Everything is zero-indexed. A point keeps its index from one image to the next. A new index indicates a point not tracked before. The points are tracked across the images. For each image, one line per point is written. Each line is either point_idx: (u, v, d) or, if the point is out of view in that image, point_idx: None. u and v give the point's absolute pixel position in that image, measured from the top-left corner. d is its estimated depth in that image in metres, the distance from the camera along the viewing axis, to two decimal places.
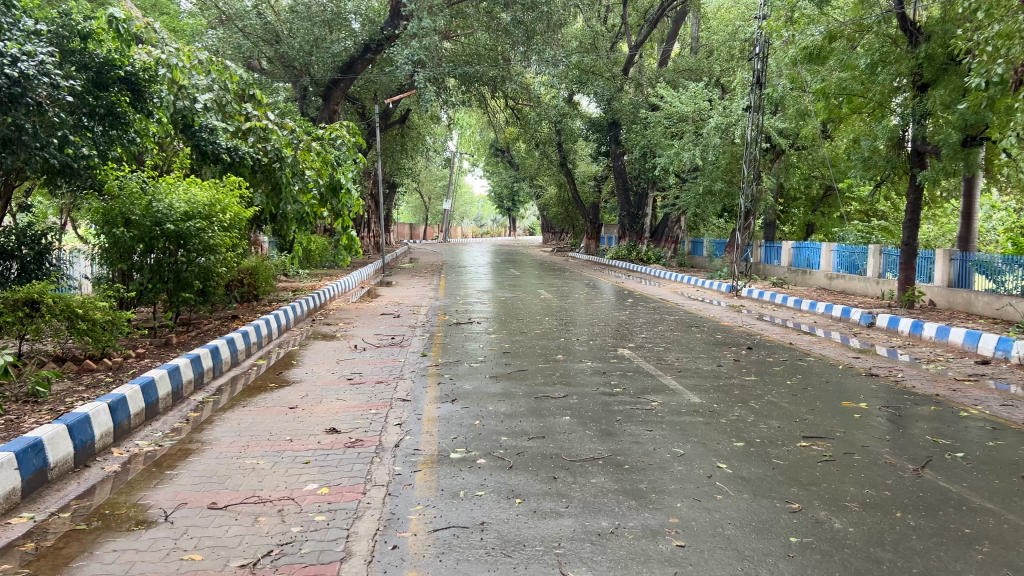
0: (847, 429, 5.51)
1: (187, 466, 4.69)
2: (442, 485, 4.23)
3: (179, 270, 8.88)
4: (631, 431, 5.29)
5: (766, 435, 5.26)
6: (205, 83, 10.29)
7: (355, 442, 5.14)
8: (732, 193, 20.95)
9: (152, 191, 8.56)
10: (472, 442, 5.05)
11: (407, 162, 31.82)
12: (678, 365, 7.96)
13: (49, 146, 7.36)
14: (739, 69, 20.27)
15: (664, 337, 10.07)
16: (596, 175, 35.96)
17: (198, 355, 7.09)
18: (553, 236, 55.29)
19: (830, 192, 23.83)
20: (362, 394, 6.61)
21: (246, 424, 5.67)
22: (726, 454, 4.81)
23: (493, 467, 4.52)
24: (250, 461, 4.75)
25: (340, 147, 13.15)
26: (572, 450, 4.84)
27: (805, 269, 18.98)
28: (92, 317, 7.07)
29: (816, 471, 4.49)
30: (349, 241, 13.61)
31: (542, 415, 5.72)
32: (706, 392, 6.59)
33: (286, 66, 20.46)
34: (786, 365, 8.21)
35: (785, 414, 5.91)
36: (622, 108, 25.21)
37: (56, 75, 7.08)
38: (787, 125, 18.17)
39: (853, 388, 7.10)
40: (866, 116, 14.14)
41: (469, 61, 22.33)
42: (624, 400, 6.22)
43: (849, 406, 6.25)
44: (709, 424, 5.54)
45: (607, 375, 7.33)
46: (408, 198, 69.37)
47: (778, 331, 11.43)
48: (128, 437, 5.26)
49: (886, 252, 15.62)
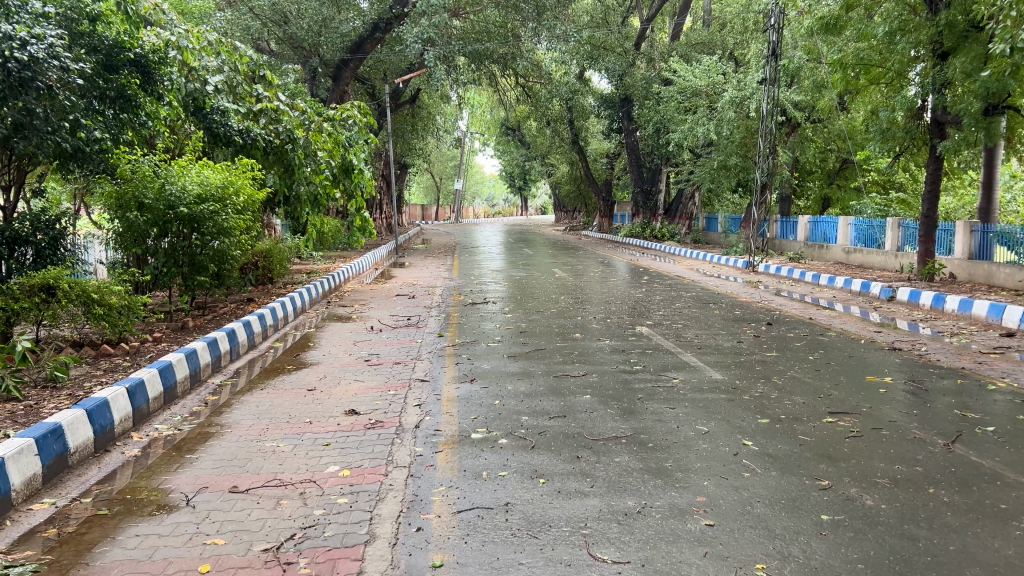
0: (873, 404, 5.42)
1: (207, 450, 4.66)
2: (465, 465, 4.18)
3: (193, 254, 8.88)
4: (652, 409, 5.22)
5: (791, 412, 5.18)
6: (215, 64, 10.39)
7: (375, 423, 5.09)
8: (747, 167, 20.62)
9: (165, 174, 8.52)
10: (493, 422, 4.99)
11: (419, 143, 31.74)
12: (698, 341, 7.87)
13: (61, 130, 7.30)
14: (753, 41, 19.94)
15: (682, 314, 9.98)
16: (608, 152, 35.73)
17: (215, 338, 7.05)
18: (565, 216, 55.12)
19: (847, 164, 23.54)
20: (379, 375, 6.57)
21: (264, 407, 5.64)
22: (751, 430, 4.73)
23: (515, 447, 4.46)
24: (270, 444, 4.72)
25: (350, 126, 13.00)
26: (595, 429, 4.78)
27: (822, 243, 18.79)
28: (107, 302, 7.07)
29: (844, 447, 4.41)
30: (362, 223, 13.63)
31: (563, 394, 5.66)
32: (728, 369, 6.51)
33: (296, 47, 20.34)
34: (807, 340, 8.11)
35: (810, 390, 5.82)
36: (635, 84, 25.04)
37: (66, 58, 7.00)
38: (803, 98, 17.96)
39: (876, 362, 7.00)
40: (884, 87, 14.01)
41: (479, 38, 21.89)
42: (645, 378, 6.15)
43: (874, 381, 6.16)
44: (733, 400, 5.47)
45: (626, 352, 7.26)
46: (420, 178, 69.47)
47: (797, 306, 11.30)
48: (148, 422, 5.23)
49: (905, 225, 15.42)
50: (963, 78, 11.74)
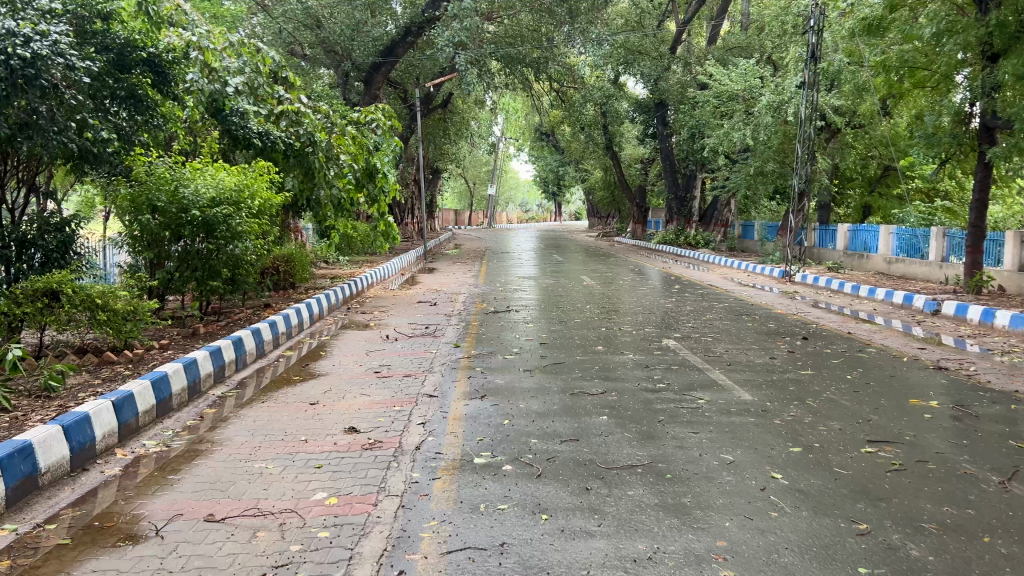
0: (917, 432, 4.94)
1: (191, 470, 4.35)
2: (461, 496, 3.81)
3: (207, 259, 8.59)
4: (674, 434, 4.80)
5: (826, 439, 4.73)
6: (236, 65, 10.07)
7: (373, 444, 4.75)
8: (785, 173, 20.05)
9: (179, 176, 8.28)
10: (499, 445, 4.63)
11: (451, 147, 31.45)
12: (728, 357, 7.41)
13: (67, 130, 7.10)
14: (791, 45, 19.33)
15: (713, 327, 9.51)
16: (642, 158, 35.26)
17: (219, 347, 6.75)
18: (598, 221, 54.65)
19: (890, 171, 22.81)
20: (386, 389, 6.22)
21: (261, 422, 5.33)
22: (781, 461, 4.30)
23: (519, 475, 4.09)
24: (259, 465, 4.39)
25: (375, 129, 12.61)
26: (609, 456, 4.38)
27: (862, 253, 18.13)
28: (112, 307, 6.81)
29: (885, 483, 3.96)
30: (386, 228, 13.27)
31: (578, 415, 5.26)
32: (759, 389, 6.06)
33: (328, 51, 20.17)
34: (845, 357, 7.62)
35: (847, 414, 5.34)
36: (670, 88, 24.56)
37: (71, 56, 6.80)
38: (844, 102, 17.30)
39: (919, 383, 6.49)
40: (930, 92, 13.41)
41: (512, 42, 21.59)
42: (668, 398, 5.73)
43: (917, 405, 5.67)
44: (762, 425, 5.02)
45: (650, 368, 6.82)
46: (455, 184, 69.46)
47: (835, 319, 10.74)
48: (135, 437, 4.94)
49: (951, 234, 14.76)
50: (1014, 80, 11.17)
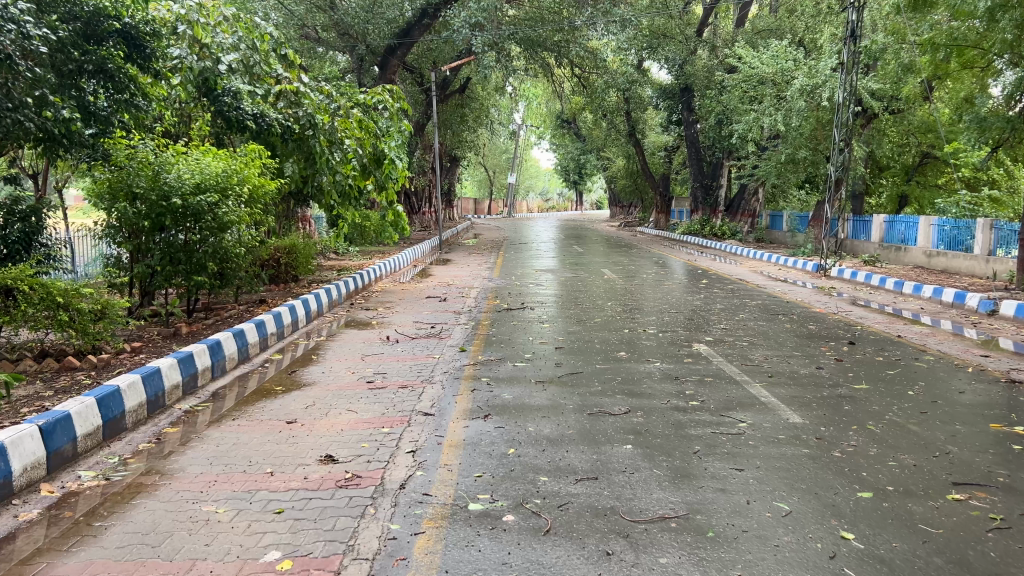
0: (1011, 471, 4.04)
1: (125, 515, 3.57)
2: (447, 563, 3.00)
3: (191, 251, 7.79)
4: (714, 471, 3.96)
5: (901, 480, 3.86)
6: (230, 41, 8.96)
7: (350, 480, 3.95)
8: (817, 161, 19.01)
9: (160, 161, 7.51)
10: (499, 485, 3.80)
11: (469, 135, 30.40)
12: (767, 367, 6.52)
13: (25, 107, 6.34)
14: (828, 25, 18.20)
15: (746, 328, 8.63)
16: (667, 145, 34.20)
17: (190, 353, 5.94)
18: (621, 210, 53.33)
19: (927, 159, 22.00)
20: (377, 404, 5.43)
21: (224, 447, 4.53)
22: (850, 513, 3.45)
23: (522, 531, 3.27)
24: (208, 509, 3.61)
25: (382, 112, 11.48)
26: (635, 503, 3.55)
27: (898, 245, 17.09)
28: (77, 307, 6.02)
29: (990, 551, 3.08)
30: (395, 217, 12.39)
31: (596, 443, 4.42)
32: (809, 409, 5.18)
33: (342, 33, 19.28)
34: (903, 367, 6.72)
35: (919, 445, 4.46)
36: (696, 73, 23.64)
37: (26, 24, 6.07)
38: (882, 86, 16.10)
39: (996, 402, 5.57)
40: (978, 71, 12.69)
41: (532, 24, 20.47)
42: (703, 420, 4.88)
43: (1002, 433, 4.76)
44: (817, 459, 4.17)
45: (681, 381, 5.96)
46: (475, 172, 68.43)
47: (880, 319, 9.82)
48: (69, 467, 4.17)
49: (998, 226, 13.68)
50: None
